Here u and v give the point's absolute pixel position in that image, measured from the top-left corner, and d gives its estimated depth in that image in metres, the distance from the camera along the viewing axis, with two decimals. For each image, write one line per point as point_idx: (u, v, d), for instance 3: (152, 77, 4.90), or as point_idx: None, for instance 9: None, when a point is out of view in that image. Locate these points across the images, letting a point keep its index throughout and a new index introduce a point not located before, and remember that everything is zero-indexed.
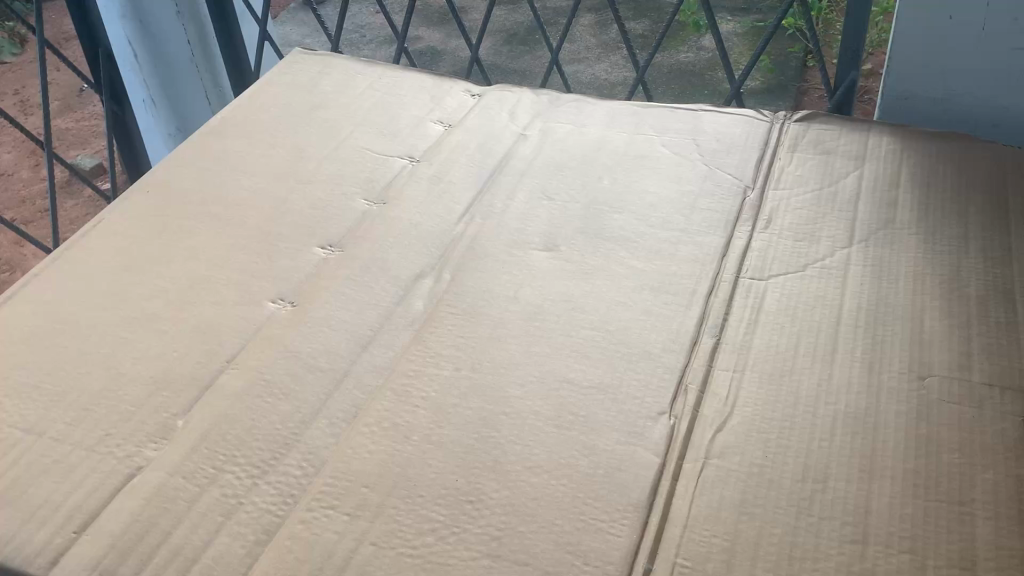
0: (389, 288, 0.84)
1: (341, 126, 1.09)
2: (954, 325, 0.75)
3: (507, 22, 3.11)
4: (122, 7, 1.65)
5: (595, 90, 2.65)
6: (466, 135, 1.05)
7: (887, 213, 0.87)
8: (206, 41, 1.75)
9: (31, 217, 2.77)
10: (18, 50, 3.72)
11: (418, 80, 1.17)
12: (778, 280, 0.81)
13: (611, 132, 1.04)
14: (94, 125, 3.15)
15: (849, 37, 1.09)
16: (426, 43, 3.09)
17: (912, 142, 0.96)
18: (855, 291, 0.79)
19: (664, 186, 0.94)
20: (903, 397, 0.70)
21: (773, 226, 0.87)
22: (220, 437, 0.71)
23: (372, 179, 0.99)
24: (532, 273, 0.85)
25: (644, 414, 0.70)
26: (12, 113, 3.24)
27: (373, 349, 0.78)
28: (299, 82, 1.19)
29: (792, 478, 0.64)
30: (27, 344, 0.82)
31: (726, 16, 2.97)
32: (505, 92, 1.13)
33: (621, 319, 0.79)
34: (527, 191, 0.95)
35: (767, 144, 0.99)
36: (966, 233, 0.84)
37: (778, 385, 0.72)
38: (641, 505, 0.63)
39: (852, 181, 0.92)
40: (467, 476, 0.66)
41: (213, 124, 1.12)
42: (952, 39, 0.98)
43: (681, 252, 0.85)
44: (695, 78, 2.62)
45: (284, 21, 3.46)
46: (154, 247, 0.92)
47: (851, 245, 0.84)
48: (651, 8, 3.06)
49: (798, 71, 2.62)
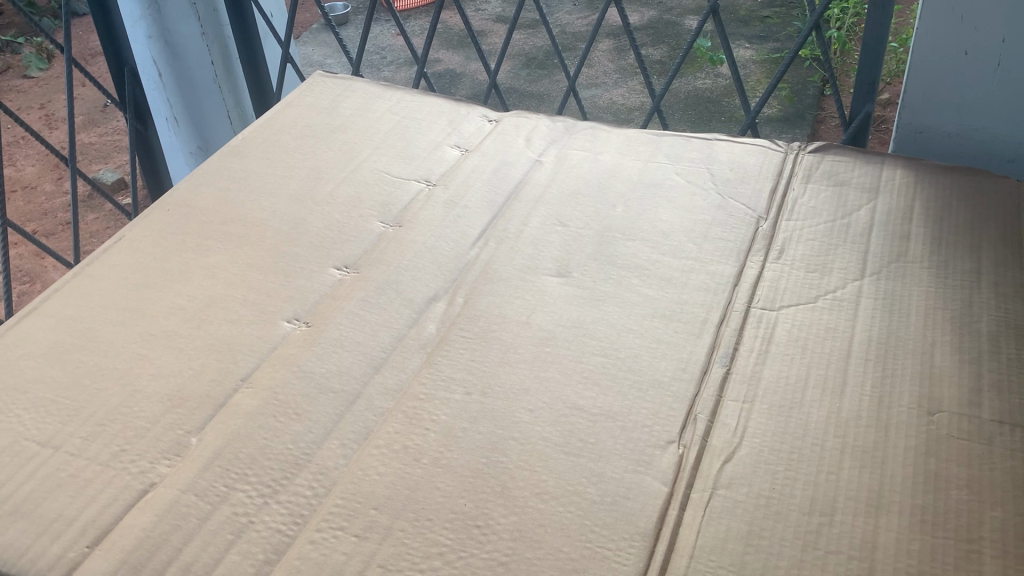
0: (403, 310, 0.85)
1: (360, 149, 1.10)
2: (964, 360, 0.75)
3: (526, 47, 3.14)
4: (148, 27, 1.69)
5: (612, 115, 2.67)
6: (482, 159, 1.06)
7: (899, 246, 0.87)
8: (230, 64, 1.77)
9: (53, 230, 2.81)
10: (45, 66, 3.77)
11: (437, 105, 1.19)
12: (790, 310, 0.82)
13: (626, 160, 1.04)
14: (116, 141, 3.19)
15: (864, 70, 1.09)
16: (446, 65, 3.12)
17: (926, 176, 0.96)
18: (866, 323, 0.79)
19: (678, 214, 0.95)
20: (912, 432, 0.70)
21: (785, 256, 0.88)
22: (232, 455, 0.72)
23: (388, 202, 1.00)
24: (545, 298, 0.85)
25: (653, 442, 0.71)
26: (37, 128, 3.28)
27: (385, 371, 0.79)
28: (319, 105, 1.20)
29: (799, 511, 0.64)
30: (46, 357, 0.83)
31: (744, 44, 2.99)
32: (522, 118, 1.14)
33: (632, 347, 0.79)
34: (541, 217, 0.96)
35: (780, 175, 0.99)
36: (978, 268, 0.84)
37: (786, 417, 0.72)
38: (649, 535, 0.63)
39: (865, 214, 0.92)
40: (475, 500, 0.67)
41: (234, 144, 1.13)
42: (967, 74, 0.99)
43: (694, 280, 0.86)
44: (712, 105, 2.63)
45: (305, 42, 3.51)
46: (173, 265, 0.94)
47: (862, 277, 0.84)
48: (669, 35, 3.08)
49: (816, 99, 2.63)
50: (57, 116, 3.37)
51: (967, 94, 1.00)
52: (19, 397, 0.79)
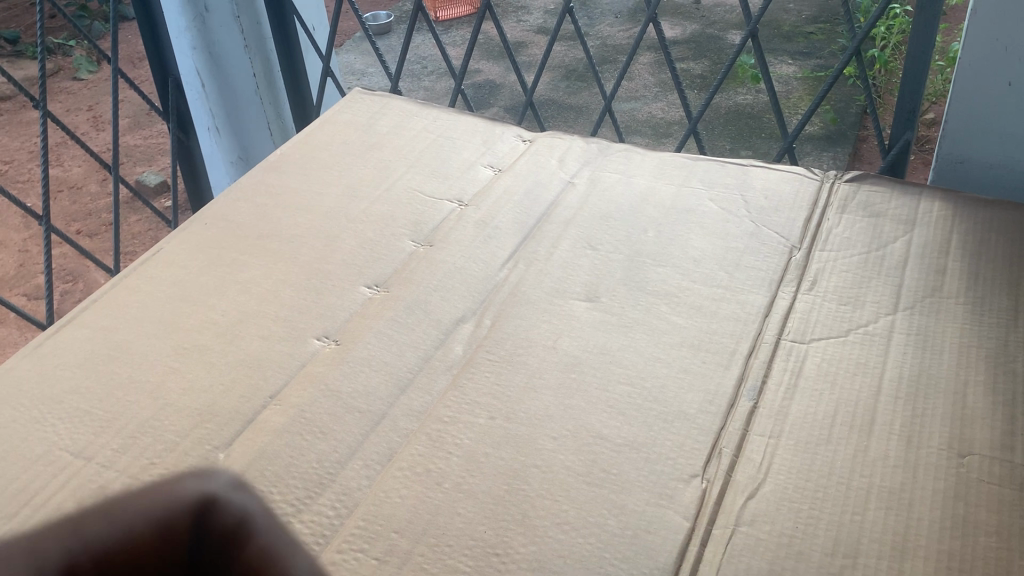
0: (430, 331, 0.86)
1: (394, 167, 1.11)
2: (998, 402, 0.73)
3: (566, 59, 3.14)
4: (193, 38, 1.70)
5: (650, 129, 2.66)
6: (515, 180, 1.06)
7: (935, 280, 0.86)
8: (271, 76, 1.79)
9: (97, 231, 2.86)
10: (94, 69, 3.85)
11: (472, 124, 1.19)
12: (820, 344, 0.81)
13: (659, 184, 1.04)
14: (161, 143, 3.25)
15: (905, 98, 1.07)
16: (486, 76, 3.13)
17: (966, 208, 0.94)
18: (897, 359, 0.78)
19: (709, 241, 0.94)
20: (941, 474, 0.68)
21: (817, 288, 0.87)
22: (258, 473, 0.73)
23: (420, 221, 1.01)
24: (572, 323, 0.85)
25: (676, 475, 0.70)
26: (85, 130, 3.36)
27: (411, 393, 0.79)
28: (356, 122, 1.22)
29: (822, 552, 0.64)
30: (82, 371, 0.85)
31: (786, 60, 2.96)
32: (557, 138, 1.14)
33: (658, 376, 0.79)
34: (572, 240, 0.96)
35: (816, 204, 0.98)
36: (1015, 306, 0.82)
37: (812, 454, 0.71)
38: (668, 570, 0.63)
39: (900, 246, 0.90)
40: (495, 528, 0.67)
41: (271, 160, 1.15)
42: (1011, 105, 0.97)
43: (724, 310, 0.85)
44: (752, 121, 2.61)
45: (347, 50, 3.54)
46: (208, 279, 0.95)
47: (895, 311, 0.83)
48: (711, 50, 3.06)
49: (858, 117, 2.59)
50: (104, 118, 3.44)
51: (1010, 126, 0.98)
52: (54, 408, 0.81)
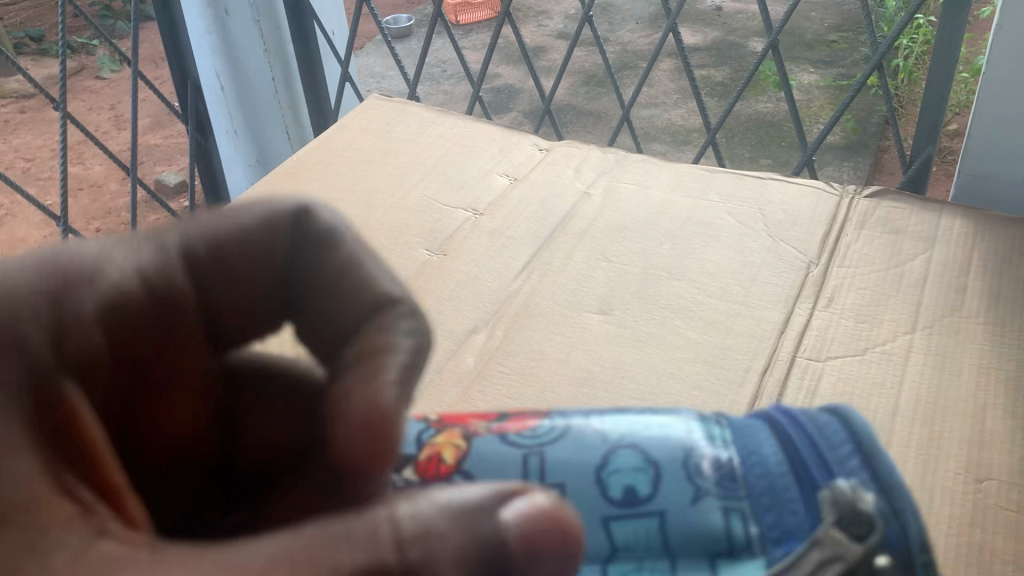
0: (442, 343, 0.85)
1: (410, 175, 1.10)
2: (1017, 427, 0.72)
3: (586, 64, 3.13)
4: (212, 41, 1.71)
5: (669, 136, 2.64)
6: (531, 189, 1.06)
7: (955, 299, 0.85)
8: (290, 79, 1.80)
9: (116, 229, 2.88)
10: (117, 68, 3.88)
11: (488, 131, 1.18)
12: (836, 362, 0.80)
13: (676, 196, 1.03)
14: (181, 143, 3.27)
15: (928, 112, 1.06)
16: (505, 80, 3.12)
17: (989, 225, 0.93)
18: (915, 380, 0.77)
19: (725, 255, 0.93)
20: (957, 500, 0.67)
21: (834, 305, 0.85)
22: None
23: (434, 230, 1.00)
24: (585, 336, 0.85)
25: None
26: (107, 128, 3.38)
27: (421, 405, 0.79)
28: (372, 128, 1.21)
29: None
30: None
31: (808, 68, 2.93)
32: (573, 148, 1.13)
33: (671, 393, 0.78)
34: (586, 251, 0.95)
35: (834, 219, 0.97)
36: None
37: None
38: None
39: (919, 264, 0.89)
40: None
41: (286, 166, 1.15)
42: None
43: (739, 326, 0.84)
44: (773, 129, 2.59)
45: (367, 53, 3.55)
46: None
47: (913, 330, 0.81)
48: (732, 57, 3.04)
49: (880, 127, 2.57)
50: (126, 117, 3.47)
51: None
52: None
